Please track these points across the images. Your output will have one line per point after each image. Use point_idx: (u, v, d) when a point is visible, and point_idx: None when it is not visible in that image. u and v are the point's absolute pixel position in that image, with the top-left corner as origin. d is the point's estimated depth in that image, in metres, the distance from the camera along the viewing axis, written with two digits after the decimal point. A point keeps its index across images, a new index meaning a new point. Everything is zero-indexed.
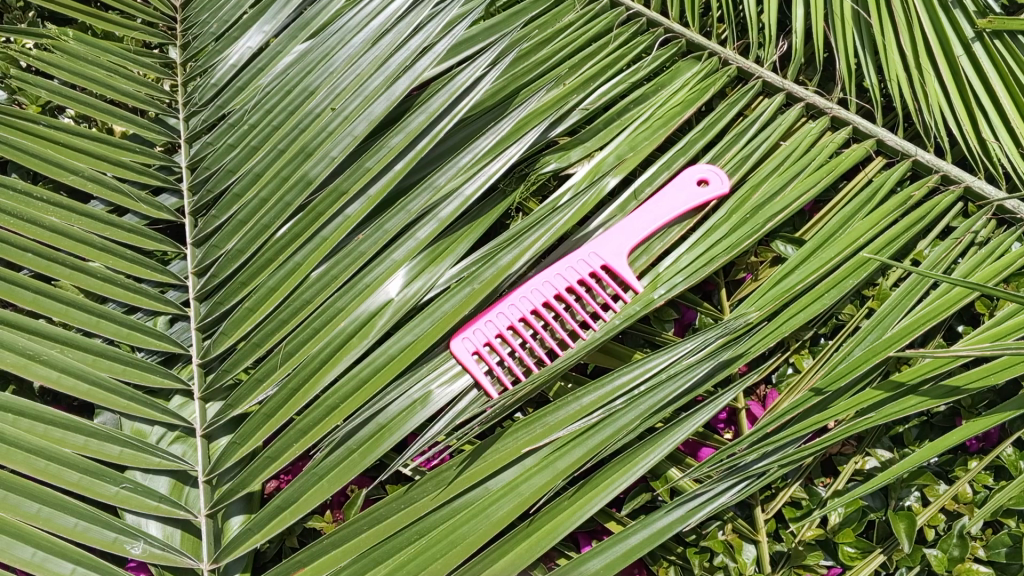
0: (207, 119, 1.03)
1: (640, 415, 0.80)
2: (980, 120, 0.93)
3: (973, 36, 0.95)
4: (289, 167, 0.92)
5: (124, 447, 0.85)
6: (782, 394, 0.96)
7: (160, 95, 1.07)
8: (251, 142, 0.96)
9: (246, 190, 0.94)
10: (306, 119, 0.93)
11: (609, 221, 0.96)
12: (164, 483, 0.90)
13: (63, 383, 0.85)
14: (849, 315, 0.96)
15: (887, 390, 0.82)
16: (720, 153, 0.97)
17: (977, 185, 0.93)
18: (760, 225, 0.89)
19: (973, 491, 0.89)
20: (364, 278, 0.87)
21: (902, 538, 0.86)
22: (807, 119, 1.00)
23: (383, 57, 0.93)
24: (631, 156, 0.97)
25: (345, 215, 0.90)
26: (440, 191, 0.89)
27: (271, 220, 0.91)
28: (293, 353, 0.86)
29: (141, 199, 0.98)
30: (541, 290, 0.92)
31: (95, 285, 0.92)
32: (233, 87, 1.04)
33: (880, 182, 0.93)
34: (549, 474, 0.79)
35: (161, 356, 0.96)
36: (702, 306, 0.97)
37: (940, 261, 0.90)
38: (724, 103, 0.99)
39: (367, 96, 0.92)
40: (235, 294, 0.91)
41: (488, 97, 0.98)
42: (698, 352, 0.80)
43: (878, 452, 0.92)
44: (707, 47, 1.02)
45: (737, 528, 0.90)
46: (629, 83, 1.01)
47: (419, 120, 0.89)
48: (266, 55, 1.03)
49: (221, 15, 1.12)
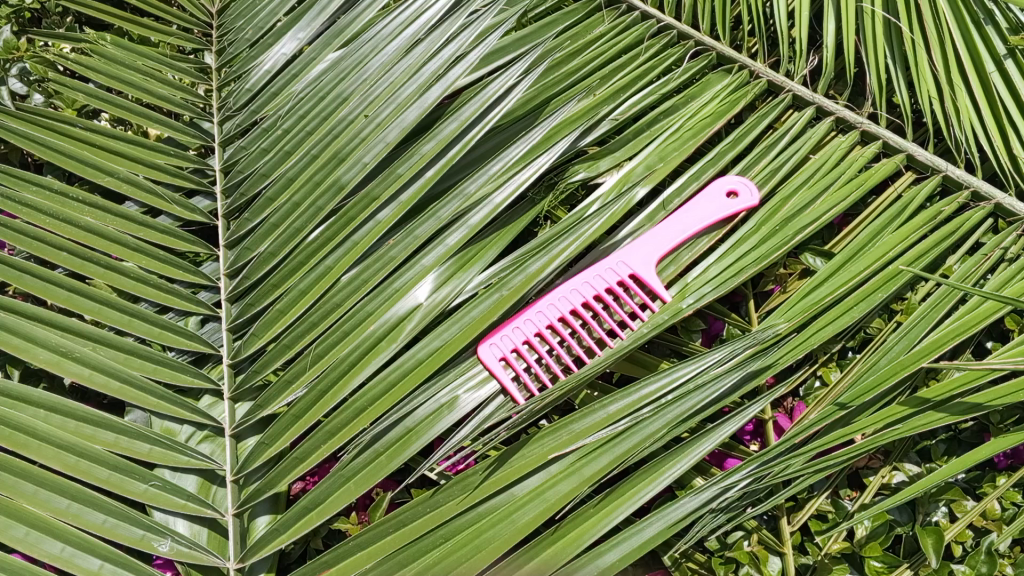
0: (241, 124, 1.04)
1: (668, 423, 0.80)
2: (1011, 139, 0.94)
3: (1005, 52, 0.96)
4: (322, 171, 0.93)
5: (154, 445, 0.85)
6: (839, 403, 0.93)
7: (196, 99, 1.08)
8: (285, 147, 0.97)
9: (279, 195, 0.95)
10: (340, 125, 0.94)
11: (637, 230, 0.96)
12: (192, 482, 0.89)
13: (95, 381, 0.86)
14: (878, 328, 0.95)
15: (915, 404, 0.82)
16: (750, 165, 0.97)
17: (1007, 202, 0.93)
18: (789, 237, 0.90)
19: (1001, 507, 0.85)
20: (394, 282, 0.88)
21: (929, 553, 0.83)
22: (837, 133, 1.00)
23: (416, 66, 0.95)
24: (660, 166, 0.96)
25: (377, 220, 0.91)
26: (469, 198, 0.90)
27: (303, 224, 0.92)
28: (323, 354, 0.87)
29: (174, 201, 0.99)
30: (569, 298, 0.92)
31: (128, 285, 0.92)
32: (267, 94, 1.05)
33: (910, 196, 0.93)
34: (575, 481, 0.79)
35: (191, 356, 0.95)
36: (729, 317, 0.95)
37: (970, 275, 0.90)
38: (754, 115, 0.99)
39: (400, 103, 0.93)
40: (266, 296, 0.92)
41: (519, 106, 0.99)
42: (727, 361, 0.80)
43: (906, 467, 0.89)
44: (738, 60, 1.02)
45: (763, 539, 0.88)
46: (660, 94, 1.01)
47: (451, 128, 0.90)
48: (301, 62, 1.04)
49: (255, 22, 1.12)
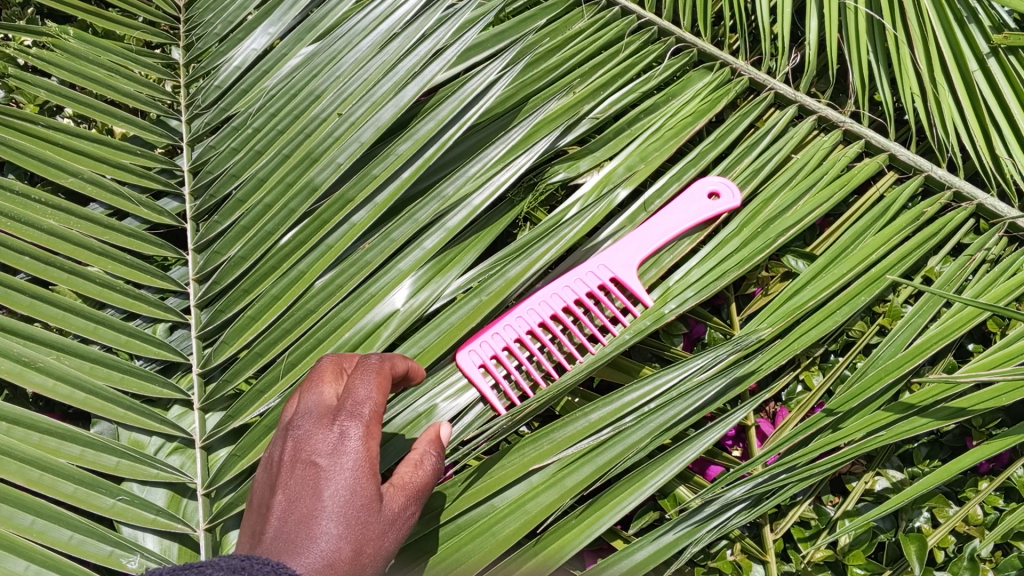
0: (211, 122, 1.01)
1: (650, 433, 0.78)
2: (994, 138, 0.93)
3: (988, 51, 0.94)
4: (294, 172, 0.90)
5: (121, 457, 0.83)
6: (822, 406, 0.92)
7: (162, 96, 1.04)
8: (255, 146, 0.94)
9: (249, 196, 0.92)
10: (312, 123, 0.92)
11: (618, 232, 0.93)
12: (162, 496, 0.86)
13: (59, 392, 0.83)
14: (860, 332, 0.93)
15: (900, 410, 0.81)
16: (731, 166, 0.95)
17: (990, 203, 0.92)
18: (772, 238, 0.89)
19: (983, 512, 0.85)
20: (370, 287, 0.86)
21: (912, 560, 0.81)
22: (819, 132, 0.99)
23: (391, 63, 0.92)
24: (642, 167, 0.94)
25: (352, 223, 0.89)
26: (448, 200, 0.88)
27: (275, 228, 0.89)
28: (297, 362, 0.85)
29: (141, 203, 0.95)
30: (550, 302, 0.90)
31: (93, 290, 0.89)
32: (238, 90, 1.01)
33: (892, 198, 0.92)
34: (557, 492, 0.78)
35: (160, 365, 0.92)
36: (711, 321, 0.93)
37: (953, 279, 0.90)
38: (736, 114, 0.97)
39: (374, 102, 0.90)
40: (237, 303, 0.89)
41: (497, 104, 0.96)
42: (710, 368, 0.79)
43: (889, 473, 0.88)
44: (720, 57, 1.00)
45: (746, 547, 0.86)
46: (640, 92, 0.99)
47: (427, 128, 0.89)
48: (273, 58, 1.01)
49: (225, 16, 1.08)
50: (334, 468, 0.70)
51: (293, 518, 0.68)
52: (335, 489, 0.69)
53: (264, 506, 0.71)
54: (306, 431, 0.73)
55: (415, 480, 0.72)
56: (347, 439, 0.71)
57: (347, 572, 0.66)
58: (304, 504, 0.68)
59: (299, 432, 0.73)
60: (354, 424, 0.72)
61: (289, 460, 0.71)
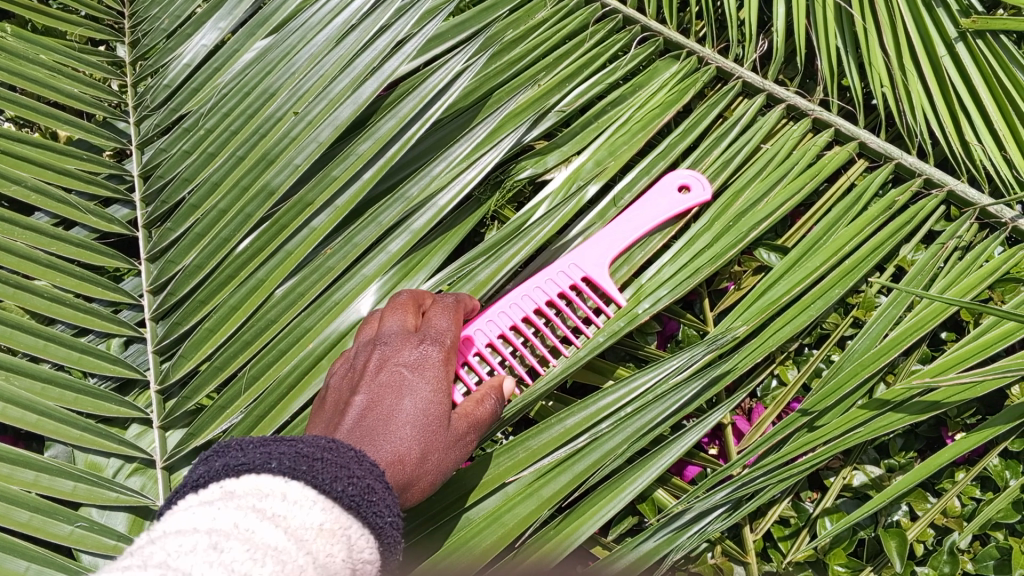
0: (161, 123, 0.97)
1: (628, 437, 0.77)
2: (964, 124, 0.92)
3: (956, 36, 0.93)
4: (249, 175, 0.86)
5: (78, 481, 0.79)
6: (799, 402, 0.92)
7: (108, 97, 1.00)
8: (207, 148, 0.90)
9: (204, 200, 0.88)
10: (267, 123, 0.88)
11: (588, 229, 0.91)
12: (123, 520, 0.82)
13: (10, 416, 0.79)
14: (834, 324, 0.92)
15: (876, 407, 0.80)
16: (700, 159, 0.93)
17: (960, 189, 0.91)
18: (744, 233, 0.88)
19: (961, 504, 0.85)
20: (332, 296, 0.84)
21: (893, 556, 0.82)
22: (788, 122, 0.96)
23: (348, 58, 0.88)
24: (611, 162, 0.93)
25: (311, 227, 0.86)
26: (413, 201, 0.85)
27: (231, 233, 0.85)
28: (258, 376, 0.82)
29: (90, 211, 0.91)
30: (521, 304, 0.87)
31: (42, 305, 0.84)
32: (188, 88, 0.97)
33: (864, 186, 0.90)
34: (535, 502, 0.76)
35: (115, 383, 0.88)
36: (685, 319, 0.93)
37: (926, 268, 0.89)
38: (705, 104, 0.95)
39: (332, 99, 0.87)
40: (194, 314, 0.85)
41: (460, 98, 0.92)
42: (686, 369, 0.77)
43: (867, 468, 0.87)
44: (687, 46, 0.97)
45: (727, 549, 0.85)
46: (607, 83, 0.96)
47: (389, 126, 0.85)
48: (224, 54, 0.97)
49: (172, 10, 1.03)
50: (415, 379, 0.72)
51: (370, 416, 0.69)
52: (413, 396, 0.71)
53: (339, 403, 0.73)
54: (391, 345, 0.75)
55: (478, 414, 0.74)
56: (428, 356, 0.74)
57: (410, 471, 0.67)
58: (382, 404, 0.70)
59: (386, 345, 0.75)
60: (433, 346, 0.75)
61: (374, 365, 0.73)
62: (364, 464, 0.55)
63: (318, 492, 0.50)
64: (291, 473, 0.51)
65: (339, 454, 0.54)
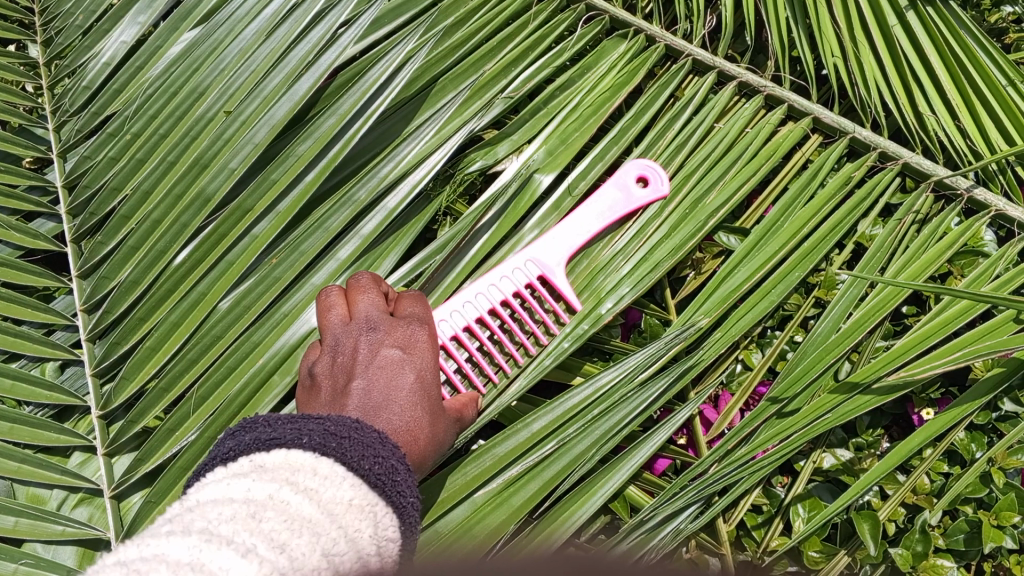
0: (84, 128, 0.91)
1: (595, 442, 0.76)
2: (915, 94, 0.90)
3: (906, 3, 0.92)
4: (182, 182, 0.81)
5: (19, 516, 0.76)
6: (767, 387, 0.90)
7: (22, 101, 0.93)
8: (136, 154, 0.85)
9: (136, 211, 0.83)
10: (198, 125, 0.83)
11: (544, 220, 0.89)
12: (71, 554, 0.79)
13: None
14: (796, 305, 0.91)
15: (844, 392, 0.80)
16: (653, 142, 0.90)
17: (915, 160, 0.90)
18: (703, 222, 0.86)
19: (930, 481, 0.85)
20: (281, 307, 0.81)
21: (867, 539, 0.82)
22: (740, 98, 0.93)
23: (280, 52, 0.83)
24: (562, 150, 0.90)
25: (253, 235, 0.81)
26: (360, 205, 0.81)
27: (167, 245, 0.81)
28: (207, 396, 0.78)
29: (12, 227, 0.85)
30: (475, 303, 0.84)
31: None
32: (110, 89, 0.91)
33: (820, 163, 0.88)
34: (504, 513, 0.75)
35: (53, 409, 0.83)
36: (649, 309, 0.91)
37: (886, 245, 0.88)
38: (655, 84, 0.91)
39: (266, 97, 0.82)
40: (133, 333, 0.80)
41: (403, 89, 0.88)
42: (650, 367, 0.75)
43: (837, 452, 0.87)
44: (634, 23, 0.93)
45: (701, 543, 0.85)
46: (555, 66, 0.92)
47: (329, 124, 0.81)
48: (145, 52, 0.91)
49: (86, 4, 0.96)
50: (411, 360, 0.71)
51: (376, 396, 0.68)
52: (414, 375, 0.70)
53: (334, 390, 0.70)
54: (379, 330, 0.72)
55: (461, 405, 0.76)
56: (417, 335, 0.73)
57: (425, 443, 0.68)
58: (383, 385, 0.68)
59: (373, 332, 0.72)
60: (417, 325, 0.74)
61: (365, 351, 0.71)
62: (384, 443, 0.55)
63: (346, 469, 0.50)
64: (321, 449, 0.51)
65: (364, 435, 0.55)
